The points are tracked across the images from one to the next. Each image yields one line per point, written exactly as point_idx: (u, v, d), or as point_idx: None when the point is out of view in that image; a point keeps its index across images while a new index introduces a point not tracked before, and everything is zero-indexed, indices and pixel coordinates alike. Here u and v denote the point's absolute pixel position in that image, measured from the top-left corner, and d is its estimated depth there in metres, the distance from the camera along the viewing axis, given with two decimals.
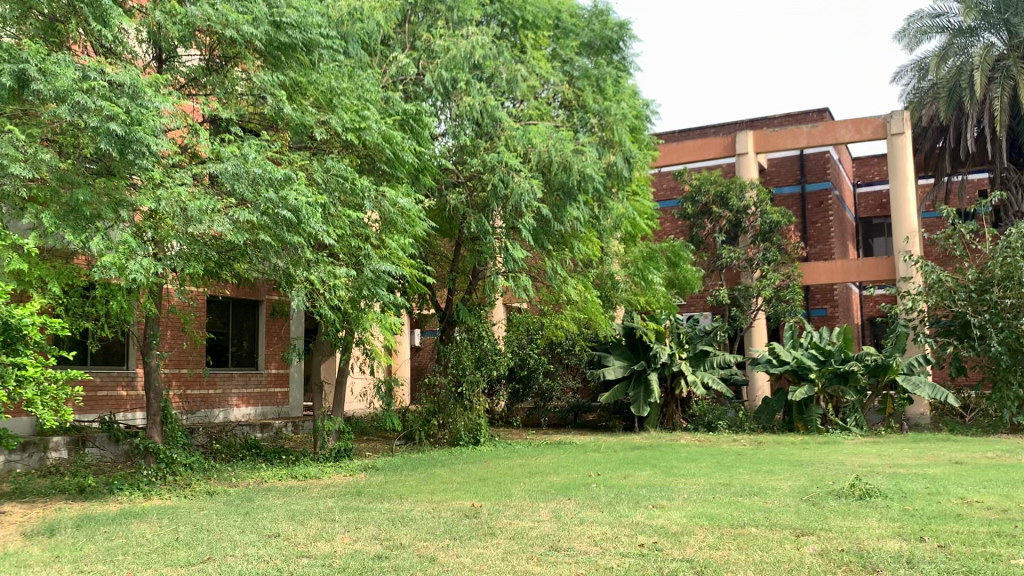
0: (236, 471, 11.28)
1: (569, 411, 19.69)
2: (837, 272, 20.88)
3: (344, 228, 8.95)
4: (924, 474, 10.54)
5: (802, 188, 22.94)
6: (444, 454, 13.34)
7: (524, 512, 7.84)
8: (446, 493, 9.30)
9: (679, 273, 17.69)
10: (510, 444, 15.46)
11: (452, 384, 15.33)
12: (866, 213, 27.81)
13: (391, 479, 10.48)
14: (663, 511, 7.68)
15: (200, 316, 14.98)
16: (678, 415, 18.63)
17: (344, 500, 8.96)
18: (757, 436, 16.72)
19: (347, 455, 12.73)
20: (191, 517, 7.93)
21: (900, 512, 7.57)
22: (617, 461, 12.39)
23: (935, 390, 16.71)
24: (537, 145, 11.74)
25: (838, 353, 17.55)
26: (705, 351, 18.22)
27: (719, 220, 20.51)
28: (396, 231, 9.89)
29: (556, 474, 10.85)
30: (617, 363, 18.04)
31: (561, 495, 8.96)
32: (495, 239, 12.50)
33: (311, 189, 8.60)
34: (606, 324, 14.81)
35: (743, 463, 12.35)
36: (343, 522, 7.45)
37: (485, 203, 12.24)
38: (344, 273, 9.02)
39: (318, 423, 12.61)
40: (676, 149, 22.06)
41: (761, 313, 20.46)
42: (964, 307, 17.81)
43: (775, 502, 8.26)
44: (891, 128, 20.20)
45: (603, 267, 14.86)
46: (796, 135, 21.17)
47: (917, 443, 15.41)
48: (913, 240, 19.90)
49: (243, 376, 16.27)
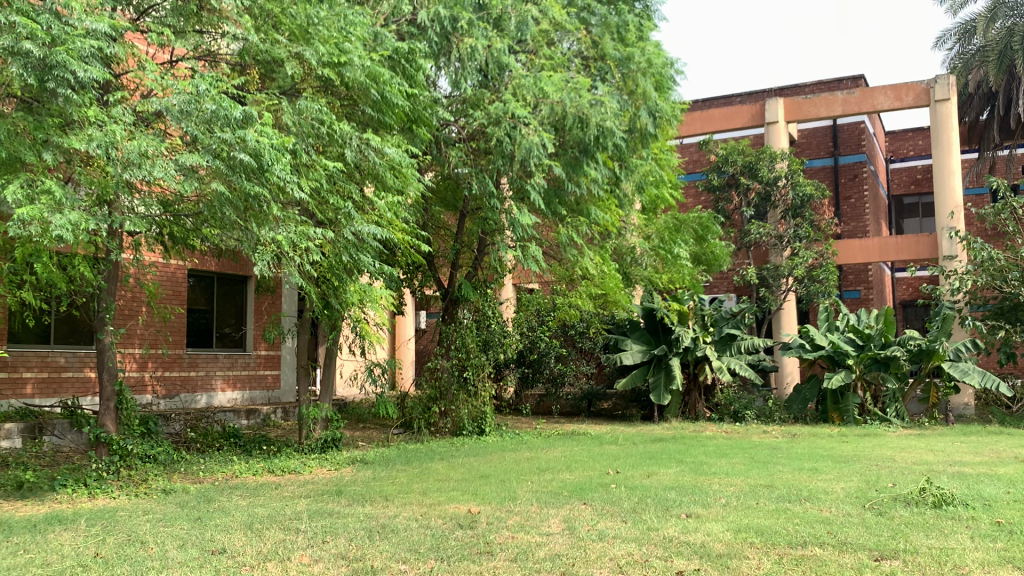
0: (206, 465, 9.97)
1: (583, 398, 18.32)
2: (873, 250, 19.29)
3: (319, 179, 7.52)
4: (995, 475, 9.08)
5: (835, 161, 21.38)
6: (445, 446, 11.98)
7: (530, 522, 6.47)
8: (440, 495, 7.93)
9: (705, 249, 16.28)
10: (520, 434, 14.09)
11: (455, 368, 13.98)
12: (899, 190, 26.16)
13: (380, 476, 9.12)
14: (700, 523, 6.30)
15: (175, 290, 13.73)
16: (701, 404, 17.16)
17: (319, 502, 7.60)
18: (789, 428, 15.26)
19: (336, 447, 11.42)
20: (130, 523, 6.59)
21: (994, 527, 6.14)
22: (639, 455, 10.98)
23: (986, 379, 15.08)
24: (550, 94, 10.30)
25: (878, 338, 16.05)
26: (731, 335, 16.80)
27: (747, 193, 19.04)
28: (385, 188, 8.50)
29: (569, 471, 9.43)
30: (635, 348, 16.65)
31: (576, 499, 7.55)
32: (502, 205, 11.08)
33: (277, 131, 7.19)
34: (625, 302, 13.38)
35: (779, 459, 10.90)
36: (310, 535, 6.10)
37: (491, 163, 10.83)
38: (316, 234, 7.54)
39: (301, 410, 11.23)
40: (699, 119, 20.56)
41: (791, 296, 18.94)
42: (1017, 287, 16.26)
43: (834, 511, 6.83)
44: (935, 94, 18.58)
45: (622, 239, 13.42)
46: (831, 103, 19.61)
47: (968, 437, 13.92)
48: (959, 215, 18.32)
49: (228, 357, 14.96)
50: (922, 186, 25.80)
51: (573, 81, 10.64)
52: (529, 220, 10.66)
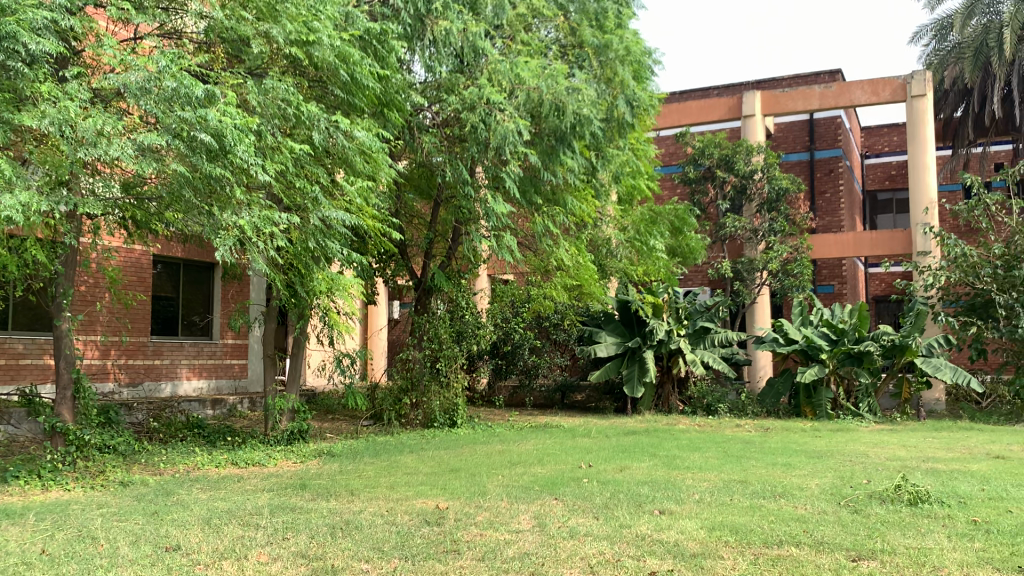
0: (168, 456, 9.68)
1: (556, 390, 18.17)
2: (848, 245, 19.27)
3: (285, 162, 7.26)
4: (969, 472, 9.02)
5: (811, 155, 21.36)
6: (415, 439, 11.76)
7: (500, 519, 6.28)
8: (407, 489, 7.71)
9: (681, 241, 16.15)
10: (491, 427, 13.90)
11: (427, 359, 13.75)
12: (874, 186, 26.23)
13: (347, 470, 8.89)
14: (674, 520, 6.15)
15: (140, 276, 13.40)
16: (674, 397, 17.15)
17: (282, 497, 7.36)
18: (763, 422, 15.21)
19: (302, 439, 11.17)
20: (82, 518, 6.31)
21: (971, 526, 6.04)
22: (612, 449, 10.83)
23: (958, 374, 15.12)
24: (526, 81, 10.08)
25: (852, 333, 16.03)
26: (705, 328, 16.71)
27: (723, 186, 18.96)
28: (354, 172, 8.24)
29: (541, 465, 9.26)
30: (610, 340, 16.52)
31: (547, 494, 7.37)
32: (476, 193, 10.86)
33: (241, 112, 6.92)
34: (599, 294, 13.22)
35: (753, 453, 10.80)
36: (271, 531, 5.88)
37: (465, 150, 10.60)
38: (280, 219, 7.25)
39: (267, 401, 10.95)
40: (677, 111, 20.43)
41: (765, 290, 18.91)
42: (989, 284, 16.31)
43: (809, 508, 6.71)
44: (912, 89, 18.58)
45: (598, 230, 13.25)
46: (808, 96, 19.56)
47: (940, 432, 13.93)
48: (933, 211, 18.35)
49: (194, 345, 14.63)
50: (896, 182, 25.89)
51: (550, 68, 10.43)
52: (504, 209, 10.45)
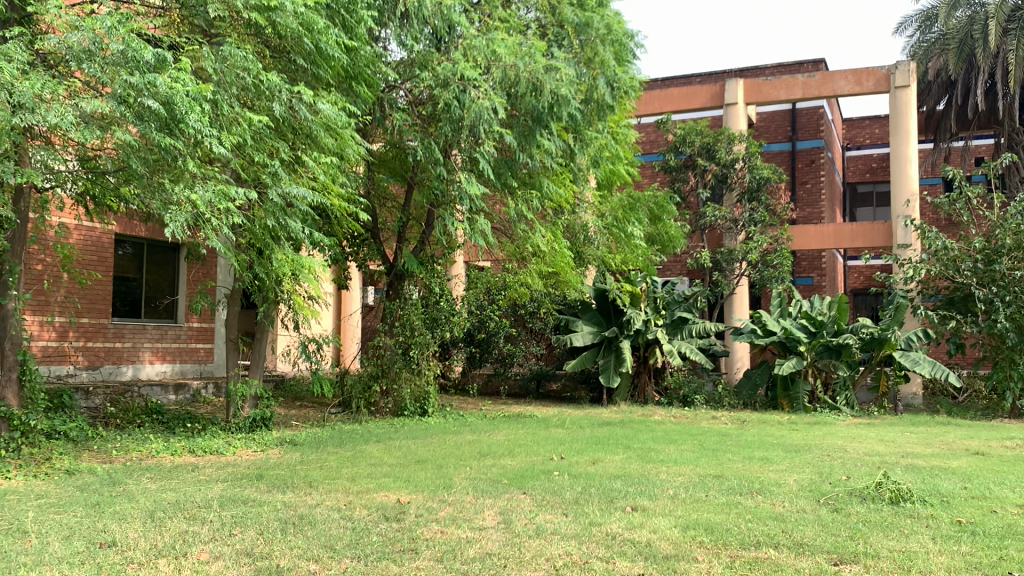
0: (122, 443, 9.27)
1: (531, 379, 17.87)
2: (828, 236, 19.05)
3: (243, 134, 6.84)
4: (949, 469, 8.80)
5: (792, 145, 21.12)
6: (383, 428, 11.41)
7: (463, 515, 5.96)
8: (369, 481, 7.36)
9: (660, 229, 15.84)
10: (463, 416, 13.56)
11: (398, 346, 13.36)
12: (854, 178, 26.07)
13: (308, 460, 8.52)
14: (647, 518, 5.84)
15: (99, 256, 12.96)
16: (650, 388, 16.82)
17: (236, 488, 6.98)
18: (739, 414, 14.98)
19: (265, 426, 10.77)
20: (15, 509, 5.90)
21: (956, 527, 5.79)
22: (585, 440, 10.54)
23: (936, 368, 14.96)
24: (502, 57, 9.69)
25: (831, 325, 15.84)
26: (683, 318, 16.44)
27: (704, 175, 18.67)
28: (319, 148, 7.82)
29: (512, 457, 8.92)
30: (586, 329, 16.21)
31: (515, 488, 7.05)
32: (449, 174, 10.47)
33: (195, 79, 6.49)
34: (576, 282, 12.89)
35: (729, 446, 10.53)
36: (217, 527, 5.52)
37: (438, 128, 10.21)
38: (236, 195, 6.82)
39: (229, 387, 10.54)
40: (658, 98, 20.10)
41: (744, 280, 18.66)
42: (969, 278, 16.16)
43: (788, 506, 6.45)
44: (895, 80, 18.38)
45: (575, 216, 12.91)
46: (791, 85, 19.29)
47: (917, 427, 13.75)
48: (914, 204, 18.18)
49: (157, 328, 14.17)
50: (877, 175, 25.74)
51: (528, 45, 10.05)
52: (477, 191, 10.07)
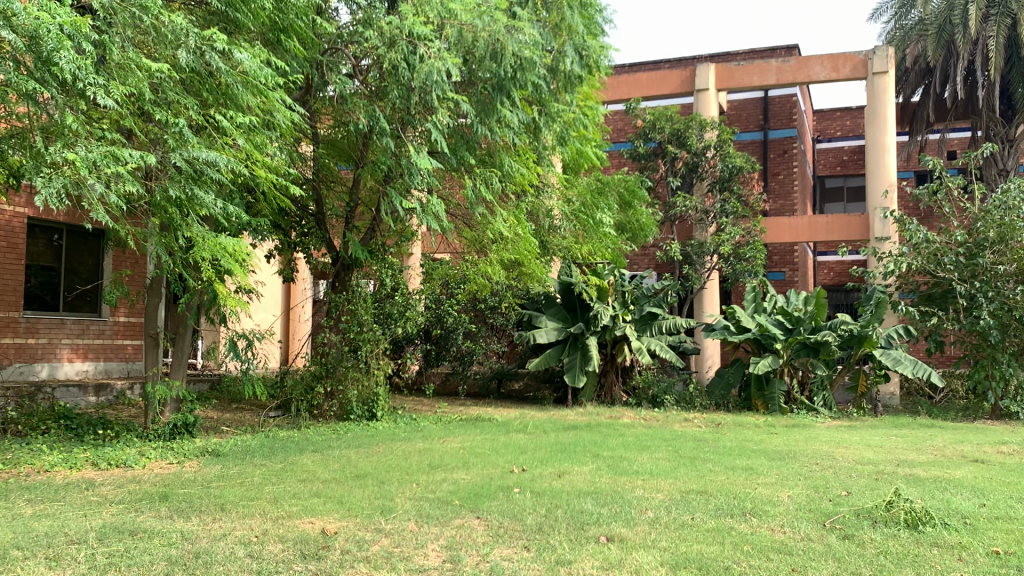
0: (14, 453, 7.99)
1: (491, 379, 16.77)
2: (803, 229, 18.17)
3: (138, 85, 5.66)
4: (954, 480, 7.89)
5: (765, 134, 20.30)
6: (325, 435, 10.23)
7: (400, 551, 4.88)
8: (294, 504, 6.19)
9: (631, 217, 14.83)
10: (415, 420, 12.41)
11: (345, 343, 12.18)
12: (825, 171, 25.38)
13: (229, 476, 7.33)
14: (627, 554, 4.79)
15: (8, 242, 11.66)
16: (618, 387, 15.84)
17: (129, 514, 5.77)
18: (712, 416, 14.05)
19: (189, 433, 9.57)
20: None
21: (996, 562, 4.83)
22: (549, 448, 9.46)
23: (918, 368, 14.17)
24: (458, 13, 8.59)
25: (808, 322, 15.01)
26: (653, 314, 15.40)
27: (674, 163, 17.71)
28: (239, 108, 6.66)
29: (466, 470, 7.82)
30: (550, 325, 15.15)
31: (466, 511, 5.95)
32: (398, 149, 9.35)
33: (74, 12, 5.28)
34: (540, 273, 11.84)
35: (706, 454, 9.54)
36: (83, 572, 4.33)
37: (385, 97, 9.08)
38: (130, 157, 5.62)
39: (147, 389, 9.31)
40: (626, 84, 19.12)
41: (715, 275, 17.78)
42: (952, 273, 15.38)
43: (790, 534, 5.49)
44: (872, 66, 17.62)
45: (539, 200, 11.85)
46: (764, 71, 18.43)
47: (901, 430, 12.91)
48: (892, 195, 17.43)
49: (78, 323, 12.80)
50: (847, 168, 25.05)
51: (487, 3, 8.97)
52: (429, 166, 8.96)
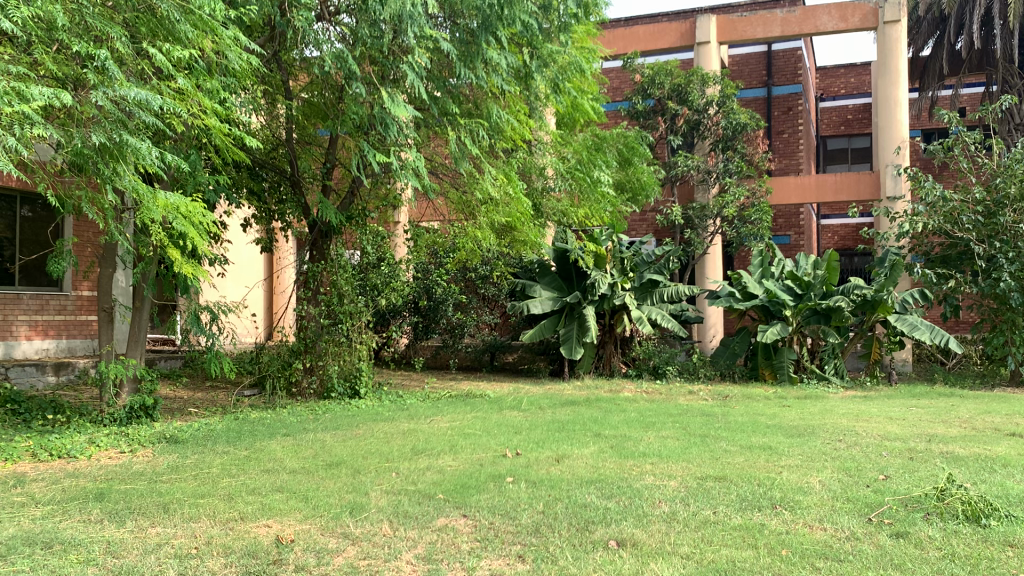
0: None
1: (484, 352, 15.92)
2: (810, 189, 17.24)
3: (49, 8, 4.77)
4: (998, 458, 7.07)
5: (768, 91, 19.32)
6: (300, 415, 9.34)
7: (367, 566, 4.01)
8: (250, 503, 5.30)
9: (631, 175, 13.92)
10: (402, 397, 11.54)
11: (324, 316, 11.29)
12: (828, 132, 24.42)
13: (183, 467, 6.44)
14: (643, 565, 3.94)
15: None
16: (617, 359, 14.99)
17: (51, 519, 4.88)
18: (719, 388, 13.24)
19: (149, 416, 8.69)
20: None
21: None
22: (546, 427, 8.61)
23: (936, 334, 13.29)
24: None
25: (819, 287, 14.11)
26: (653, 281, 14.55)
27: (675, 120, 16.73)
28: (180, 43, 5.78)
29: (452, 455, 6.96)
30: (545, 295, 14.26)
31: (451, 508, 5.09)
32: (373, 96, 8.44)
33: None
34: (533, 237, 10.93)
35: (718, 431, 8.71)
36: None
37: (357, 37, 8.14)
38: (38, 95, 4.70)
39: (101, 369, 8.43)
40: (622, 38, 18.15)
41: (717, 239, 16.91)
42: (970, 233, 14.46)
43: (833, 532, 4.66)
44: (884, 15, 16.59)
45: (531, 157, 10.93)
46: (768, 23, 17.42)
47: (920, 400, 12.09)
48: (904, 152, 16.51)
49: (36, 298, 11.86)
50: (852, 128, 24.10)
51: None
52: (405, 114, 8.04)
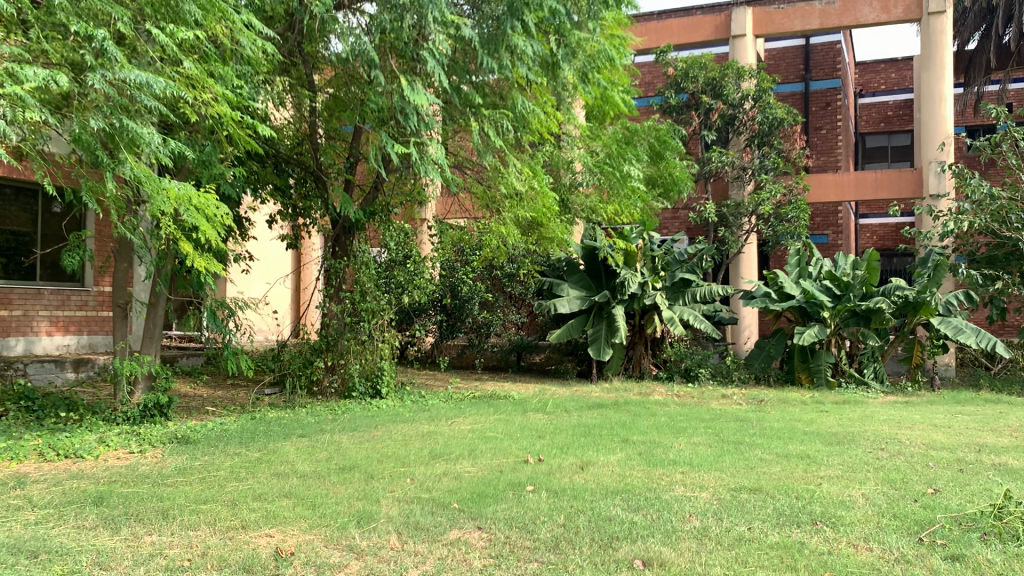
0: None
1: (510, 352, 15.58)
2: (849, 186, 16.67)
3: None
4: None
5: (806, 85, 18.75)
6: (319, 416, 9.06)
7: None
8: (254, 510, 5.00)
9: (663, 171, 13.50)
10: (425, 398, 11.22)
11: (345, 313, 11.01)
12: (867, 128, 23.76)
13: (191, 470, 6.17)
14: None
15: None
16: (647, 360, 14.59)
17: (43, 525, 4.61)
18: (753, 391, 12.77)
19: (163, 415, 8.47)
20: None
21: None
22: (571, 431, 8.24)
23: (982, 338, 12.70)
24: None
25: (859, 288, 13.57)
26: (685, 281, 14.08)
27: (708, 116, 16.27)
28: (187, 25, 5.51)
29: (471, 460, 6.62)
30: (573, 294, 13.88)
31: (465, 519, 4.76)
32: (394, 86, 8.14)
33: None
34: (560, 233, 10.56)
35: (752, 438, 8.29)
36: None
37: (376, 23, 7.84)
38: (32, 76, 4.45)
39: (115, 365, 8.22)
40: (654, 31, 17.71)
41: (752, 237, 16.41)
42: (1019, 232, 13.84)
43: (880, 553, 4.25)
44: (930, 5, 15.97)
45: (559, 151, 10.57)
46: (806, 15, 16.86)
47: (966, 406, 11.54)
48: (948, 148, 15.88)
49: (58, 293, 11.74)
50: (892, 124, 23.42)
51: None
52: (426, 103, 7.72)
